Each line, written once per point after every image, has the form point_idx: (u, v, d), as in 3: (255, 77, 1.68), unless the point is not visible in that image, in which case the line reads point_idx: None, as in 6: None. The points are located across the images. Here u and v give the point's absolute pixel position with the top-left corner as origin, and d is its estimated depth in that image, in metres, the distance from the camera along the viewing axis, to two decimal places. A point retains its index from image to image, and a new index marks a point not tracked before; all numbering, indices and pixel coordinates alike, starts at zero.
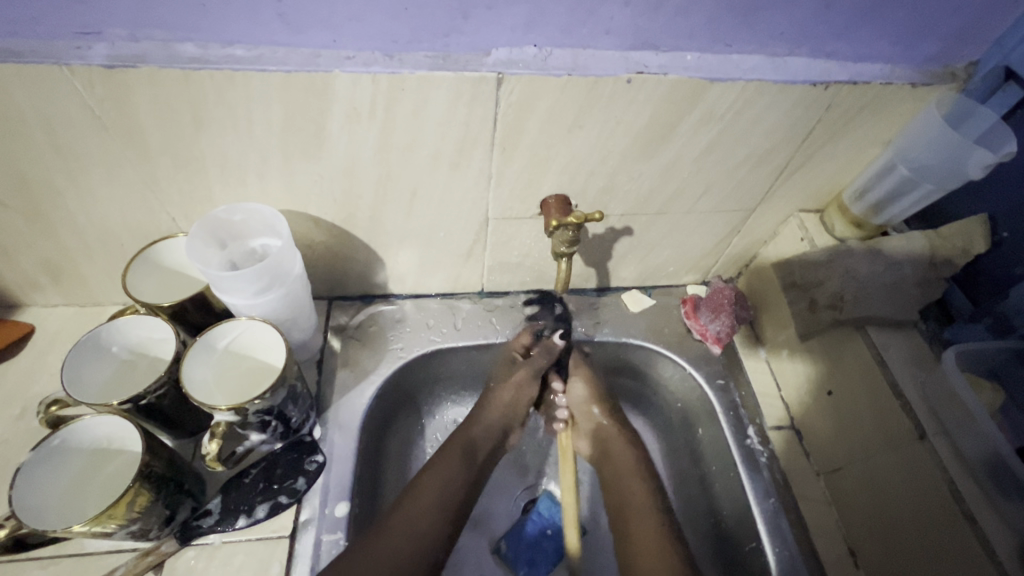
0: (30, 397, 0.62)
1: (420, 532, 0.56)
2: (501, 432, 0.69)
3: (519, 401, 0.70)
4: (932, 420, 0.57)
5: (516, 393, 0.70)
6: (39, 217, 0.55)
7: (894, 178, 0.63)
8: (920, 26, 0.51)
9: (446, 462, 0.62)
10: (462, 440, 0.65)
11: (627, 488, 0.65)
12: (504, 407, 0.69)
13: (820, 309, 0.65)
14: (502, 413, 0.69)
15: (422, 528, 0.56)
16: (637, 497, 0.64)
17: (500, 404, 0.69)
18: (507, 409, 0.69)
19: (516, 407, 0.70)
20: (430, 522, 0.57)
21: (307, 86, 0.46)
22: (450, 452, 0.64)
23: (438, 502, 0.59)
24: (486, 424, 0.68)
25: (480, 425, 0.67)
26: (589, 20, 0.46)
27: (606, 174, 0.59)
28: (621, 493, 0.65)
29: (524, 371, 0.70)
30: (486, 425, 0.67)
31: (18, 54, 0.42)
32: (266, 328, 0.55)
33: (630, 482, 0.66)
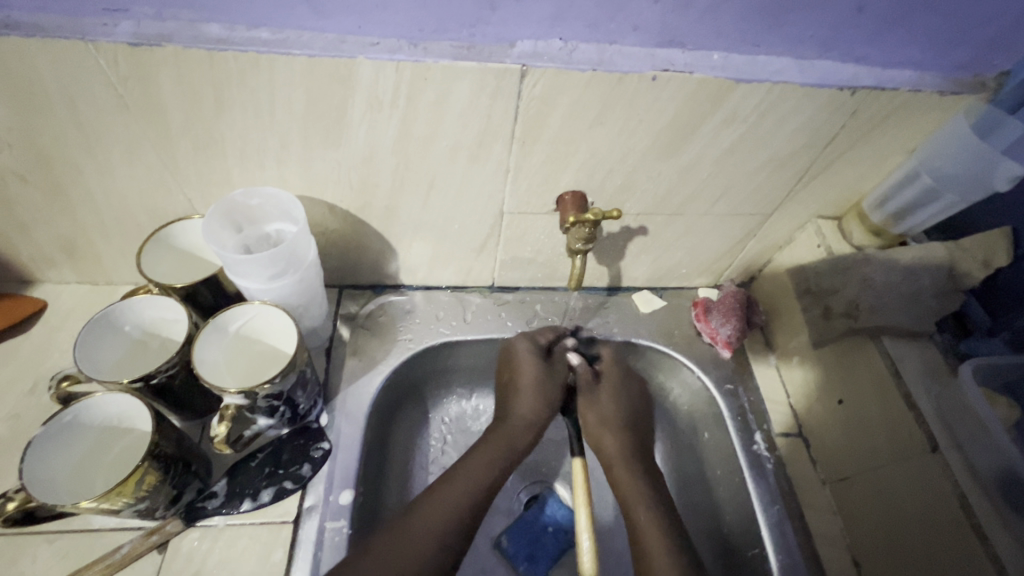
0: (43, 371, 0.63)
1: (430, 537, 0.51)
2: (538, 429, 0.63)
3: (557, 393, 0.65)
4: (944, 432, 0.56)
5: (558, 380, 0.66)
6: (57, 192, 0.55)
7: (917, 187, 0.62)
8: (953, 32, 0.50)
9: (480, 457, 0.59)
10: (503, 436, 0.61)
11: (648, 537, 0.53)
12: (540, 389, 0.64)
13: (836, 317, 0.64)
14: (541, 393, 0.64)
15: (438, 532, 0.52)
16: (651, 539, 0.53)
17: (539, 386, 0.64)
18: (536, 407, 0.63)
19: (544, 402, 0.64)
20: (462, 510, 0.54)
21: (331, 72, 0.46)
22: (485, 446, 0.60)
23: (458, 505, 0.54)
24: (521, 415, 0.63)
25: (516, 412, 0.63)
26: (617, 16, 0.46)
27: (625, 172, 0.58)
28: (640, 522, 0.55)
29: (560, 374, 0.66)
30: (526, 410, 0.63)
31: (44, 29, 0.42)
32: (278, 313, 0.55)
33: (652, 535, 0.54)
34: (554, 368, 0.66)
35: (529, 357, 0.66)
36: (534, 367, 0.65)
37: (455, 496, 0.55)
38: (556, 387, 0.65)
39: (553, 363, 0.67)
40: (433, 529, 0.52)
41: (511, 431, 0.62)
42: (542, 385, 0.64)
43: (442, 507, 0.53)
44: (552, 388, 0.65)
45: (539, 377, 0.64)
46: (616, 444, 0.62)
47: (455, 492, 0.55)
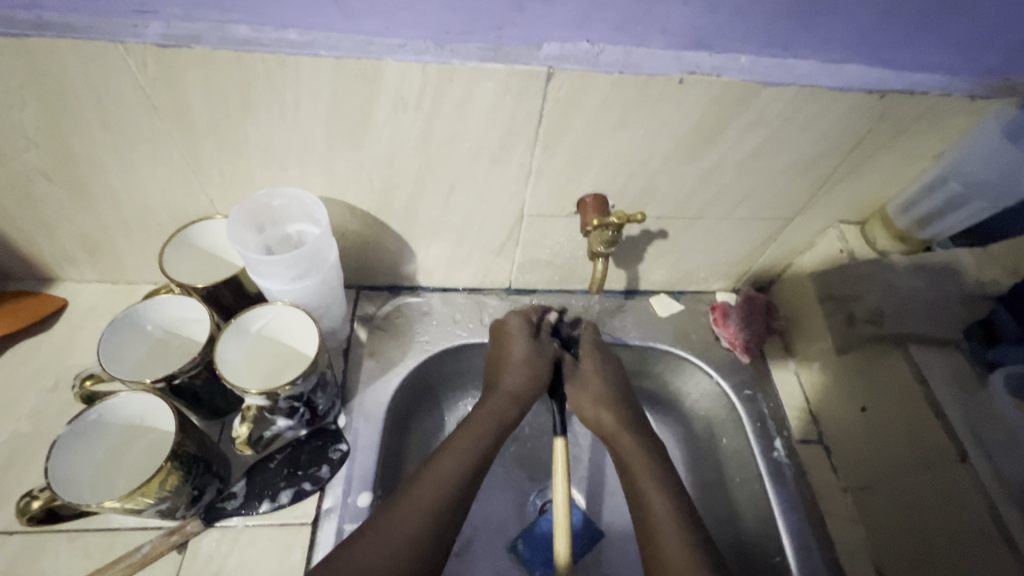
0: (64, 369, 0.63)
1: (419, 522, 0.50)
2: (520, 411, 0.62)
3: (546, 373, 0.64)
4: (974, 443, 0.55)
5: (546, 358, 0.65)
6: (82, 192, 0.56)
7: (945, 193, 0.62)
8: (986, 36, 0.49)
9: (466, 437, 0.57)
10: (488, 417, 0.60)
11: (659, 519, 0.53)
12: (527, 368, 0.63)
13: (859, 323, 0.63)
14: (525, 375, 0.63)
15: (431, 508, 0.51)
16: (661, 519, 0.53)
17: (528, 366, 0.63)
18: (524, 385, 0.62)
19: (535, 379, 0.63)
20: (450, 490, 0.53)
21: (357, 73, 0.46)
22: (469, 427, 0.59)
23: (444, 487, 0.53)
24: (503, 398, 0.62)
25: (499, 393, 0.62)
26: (644, 18, 0.45)
27: (647, 175, 0.58)
28: (650, 504, 0.54)
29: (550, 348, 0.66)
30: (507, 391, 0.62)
31: (75, 30, 0.42)
32: (298, 314, 0.55)
33: (663, 516, 0.53)
34: (544, 344, 0.66)
35: (518, 337, 0.65)
36: (524, 346, 0.64)
37: (446, 473, 0.54)
38: (546, 363, 0.64)
39: (540, 342, 0.66)
40: (422, 511, 0.50)
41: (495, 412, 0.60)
42: (530, 366, 0.63)
43: (435, 484, 0.53)
44: (541, 364, 0.64)
45: (528, 355, 0.64)
46: (625, 432, 0.61)
47: (443, 475, 0.54)
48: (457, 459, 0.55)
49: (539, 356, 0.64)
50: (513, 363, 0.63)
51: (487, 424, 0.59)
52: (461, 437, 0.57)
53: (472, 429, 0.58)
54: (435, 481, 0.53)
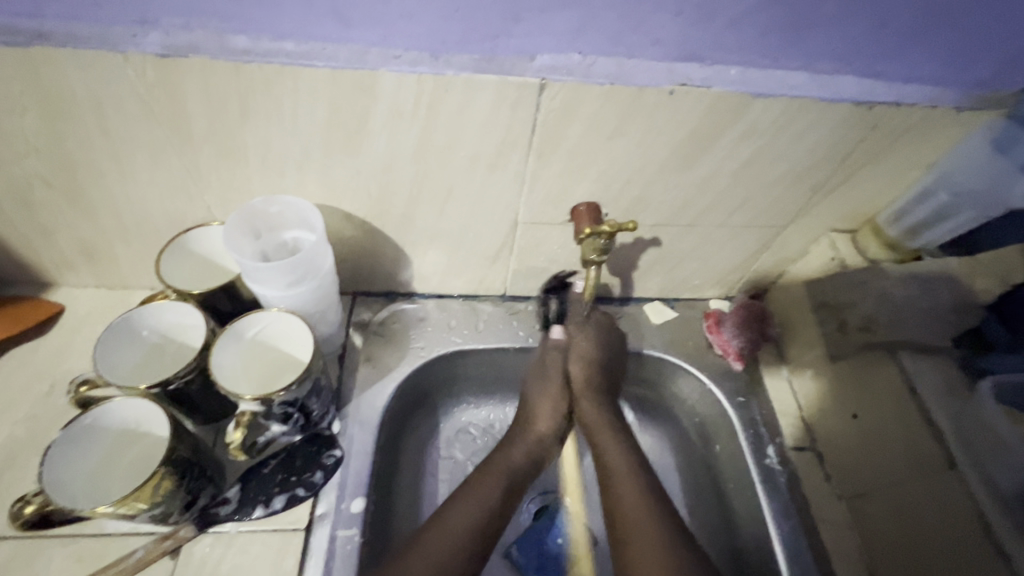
0: (59, 374, 0.63)
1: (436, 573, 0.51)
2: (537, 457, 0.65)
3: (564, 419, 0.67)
4: (963, 451, 0.55)
5: (562, 405, 0.67)
6: (81, 197, 0.56)
7: (934, 203, 0.63)
8: (974, 49, 0.50)
9: (482, 481, 0.59)
10: (502, 462, 0.62)
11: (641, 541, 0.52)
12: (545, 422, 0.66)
13: (851, 331, 0.65)
14: (543, 429, 0.66)
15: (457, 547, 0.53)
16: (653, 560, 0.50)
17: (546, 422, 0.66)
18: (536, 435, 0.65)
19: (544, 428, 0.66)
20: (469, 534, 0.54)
21: (354, 82, 0.47)
22: (489, 475, 0.60)
23: (462, 537, 0.54)
24: (524, 444, 0.64)
25: (519, 442, 0.64)
26: (637, 30, 0.46)
27: (640, 184, 0.59)
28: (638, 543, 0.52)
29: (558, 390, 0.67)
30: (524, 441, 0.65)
31: (76, 39, 0.43)
32: (295, 320, 0.55)
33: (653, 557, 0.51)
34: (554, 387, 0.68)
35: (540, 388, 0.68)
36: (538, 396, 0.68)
37: (467, 514, 0.56)
38: (555, 408, 0.67)
39: (555, 388, 0.68)
40: (446, 550, 0.52)
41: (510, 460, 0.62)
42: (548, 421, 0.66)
43: (462, 523, 0.55)
44: (552, 408, 0.67)
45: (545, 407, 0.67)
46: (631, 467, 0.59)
47: (459, 526, 0.55)
48: (473, 507, 0.56)
49: (550, 399, 0.67)
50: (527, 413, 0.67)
51: (500, 470, 0.61)
52: (483, 478, 0.60)
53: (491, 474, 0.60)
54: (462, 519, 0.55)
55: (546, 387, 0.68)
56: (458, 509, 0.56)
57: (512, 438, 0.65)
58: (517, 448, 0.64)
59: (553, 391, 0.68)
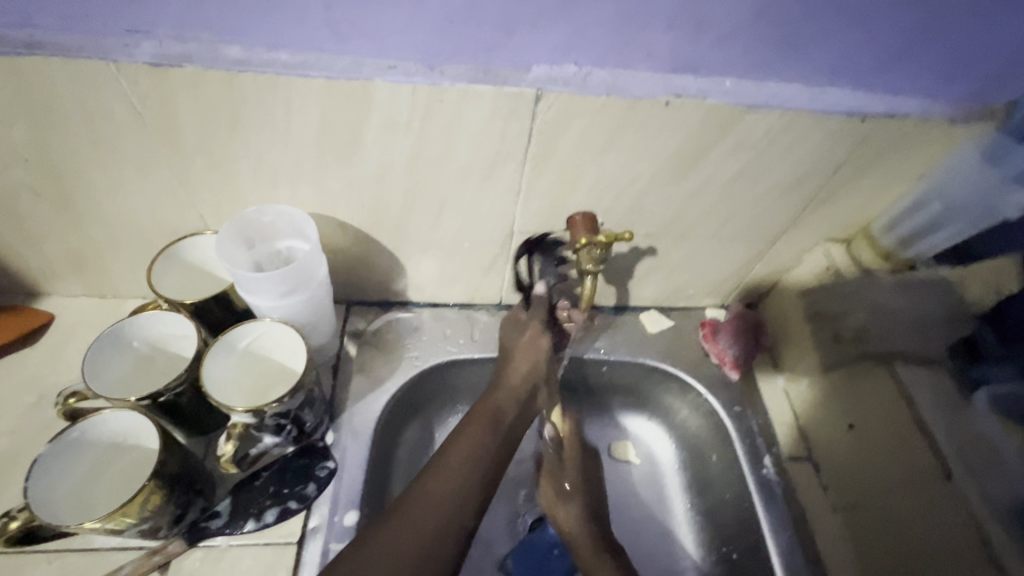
0: (47, 385, 0.62)
1: (445, 513, 0.52)
2: (526, 397, 0.65)
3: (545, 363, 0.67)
4: (960, 461, 0.56)
5: (543, 351, 0.66)
6: (71, 207, 0.55)
7: (927, 214, 0.63)
8: (964, 63, 0.50)
9: (471, 430, 0.60)
10: (486, 409, 0.62)
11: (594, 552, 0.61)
12: (527, 368, 0.65)
13: (845, 342, 0.64)
14: (528, 377, 0.65)
15: (451, 491, 0.54)
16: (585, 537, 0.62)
17: (529, 370, 0.65)
18: (518, 381, 0.65)
19: (525, 375, 0.65)
20: (462, 484, 0.55)
21: (347, 94, 0.47)
22: (477, 423, 0.60)
23: (462, 480, 0.55)
24: (510, 391, 0.64)
25: (503, 390, 0.64)
26: (632, 42, 0.46)
27: (635, 194, 0.59)
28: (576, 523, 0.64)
29: (541, 341, 0.66)
30: (510, 389, 0.64)
31: (68, 49, 0.43)
32: (287, 330, 0.55)
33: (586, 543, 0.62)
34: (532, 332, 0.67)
35: (519, 338, 0.67)
36: (516, 344, 0.67)
37: (458, 461, 0.56)
38: (534, 357, 0.66)
39: (532, 333, 0.67)
40: (443, 493, 0.54)
41: (497, 410, 0.62)
42: (530, 369, 0.65)
43: (454, 470, 0.56)
44: (529, 356, 0.66)
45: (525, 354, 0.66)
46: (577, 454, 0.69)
47: (455, 469, 0.56)
48: (467, 451, 0.57)
49: (529, 346, 0.66)
50: (508, 358, 0.67)
51: (483, 418, 0.61)
52: (471, 427, 0.60)
53: (481, 421, 0.60)
54: (452, 466, 0.56)
55: (523, 333, 0.67)
56: (455, 452, 0.57)
57: (496, 385, 0.64)
58: (501, 396, 0.63)
59: (531, 336, 0.67)
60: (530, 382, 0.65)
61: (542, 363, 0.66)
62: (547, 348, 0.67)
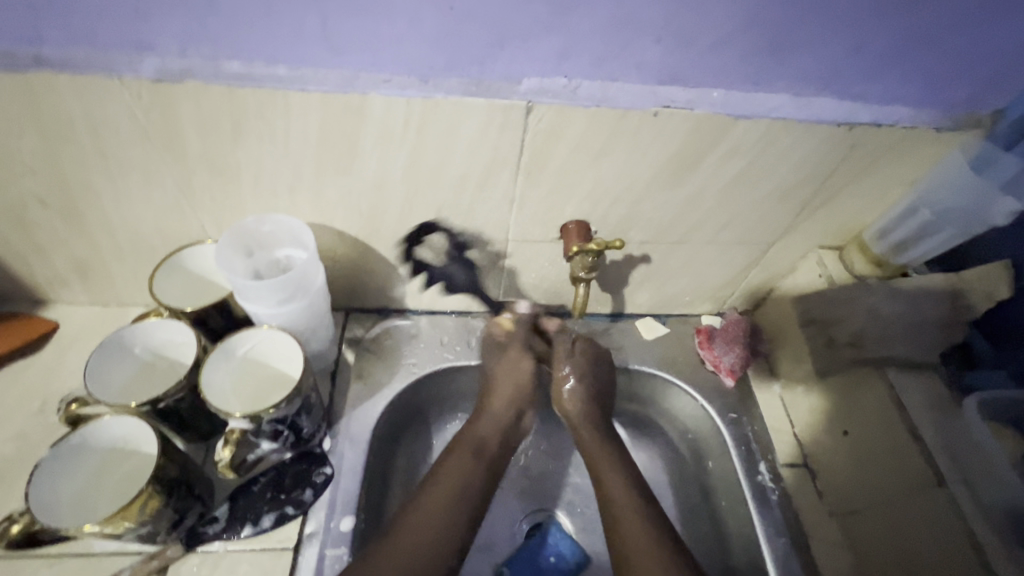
0: (51, 392, 0.63)
1: (431, 545, 0.52)
2: (511, 419, 0.66)
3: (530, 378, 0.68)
4: (953, 467, 0.56)
5: (525, 373, 0.68)
6: (76, 217, 0.57)
7: (917, 221, 0.64)
8: (948, 73, 0.51)
9: (455, 463, 0.60)
10: (469, 441, 0.63)
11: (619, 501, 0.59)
12: (512, 393, 0.67)
13: (840, 346, 0.65)
14: (514, 403, 0.67)
15: (438, 522, 0.54)
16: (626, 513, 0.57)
17: (514, 395, 0.67)
18: (503, 395, 0.66)
19: (512, 387, 0.67)
20: (447, 515, 0.55)
21: (344, 107, 0.48)
22: (460, 454, 0.61)
23: (448, 508, 0.56)
24: (493, 421, 0.65)
25: (486, 420, 0.65)
26: (621, 55, 0.47)
27: (629, 203, 0.60)
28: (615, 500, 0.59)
29: (523, 357, 0.69)
30: (495, 416, 0.65)
31: (74, 64, 0.44)
32: (285, 337, 0.56)
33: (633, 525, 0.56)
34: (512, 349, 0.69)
35: (501, 362, 0.68)
36: (500, 361, 0.69)
37: (442, 493, 0.57)
38: (519, 371, 0.68)
39: (515, 354, 0.69)
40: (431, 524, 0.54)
41: (481, 439, 0.63)
42: (514, 394, 0.67)
43: (438, 502, 0.56)
44: (514, 373, 0.68)
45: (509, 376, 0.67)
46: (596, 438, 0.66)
47: (440, 501, 0.56)
48: (452, 482, 0.58)
49: (512, 362, 0.68)
50: (491, 378, 0.68)
51: (467, 450, 0.62)
52: (454, 461, 0.60)
53: (463, 454, 0.61)
54: (437, 497, 0.56)
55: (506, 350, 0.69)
56: (439, 485, 0.57)
57: (481, 415, 0.66)
58: (485, 425, 0.64)
59: (514, 357, 0.69)
60: (519, 393, 0.67)
61: (528, 378, 0.68)
62: (529, 370, 0.68)
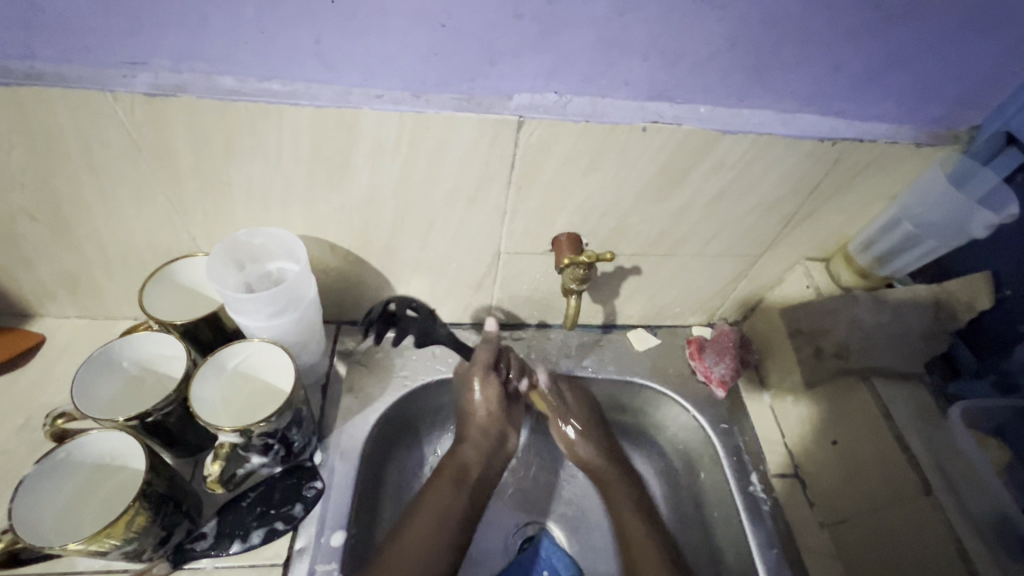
0: (36, 407, 0.62)
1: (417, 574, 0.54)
2: (494, 440, 0.68)
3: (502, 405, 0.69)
4: (939, 475, 0.57)
5: (496, 398, 0.68)
6: (65, 230, 0.57)
7: (900, 233, 0.65)
8: (925, 91, 0.53)
9: (442, 489, 0.62)
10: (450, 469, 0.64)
11: (622, 505, 0.66)
12: (486, 419, 0.68)
13: (826, 357, 0.66)
14: (490, 430, 0.68)
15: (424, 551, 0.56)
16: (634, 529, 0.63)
17: (488, 422, 0.68)
18: (485, 422, 0.68)
19: (494, 412, 0.68)
20: (432, 544, 0.57)
21: (337, 121, 0.48)
22: (442, 482, 0.62)
23: (426, 546, 0.57)
24: (476, 446, 0.66)
25: (468, 445, 0.66)
26: (609, 72, 0.48)
27: (619, 216, 0.61)
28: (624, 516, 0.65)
29: (493, 384, 0.68)
30: (475, 444, 0.67)
31: (67, 80, 0.45)
32: (275, 350, 0.56)
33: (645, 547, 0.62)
34: (484, 378, 0.68)
35: (473, 389, 0.69)
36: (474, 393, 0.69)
37: (426, 522, 0.58)
38: (495, 398, 0.68)
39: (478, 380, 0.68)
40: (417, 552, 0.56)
41: (462, 466, 0.64)
42: (489, 421, 0.68)
43: (424, 529, 0.58)
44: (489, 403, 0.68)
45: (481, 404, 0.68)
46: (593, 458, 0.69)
47: (424, 529, 0.58)
48: (435, 511, 0.60)
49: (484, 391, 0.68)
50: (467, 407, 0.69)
51: (446, 481, 0.63)
52: (435, 490, 0.62)
53: (447, 481, 0.63)
54: (424, 526, 0.58)
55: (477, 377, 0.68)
56: (422, 513, 0.59)
57: (461, 443, 0.67)
58: (468, 451, 0.66)
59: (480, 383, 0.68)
60: (499, 418, 0.69)
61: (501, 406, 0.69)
62: (495, 395, 0.68)
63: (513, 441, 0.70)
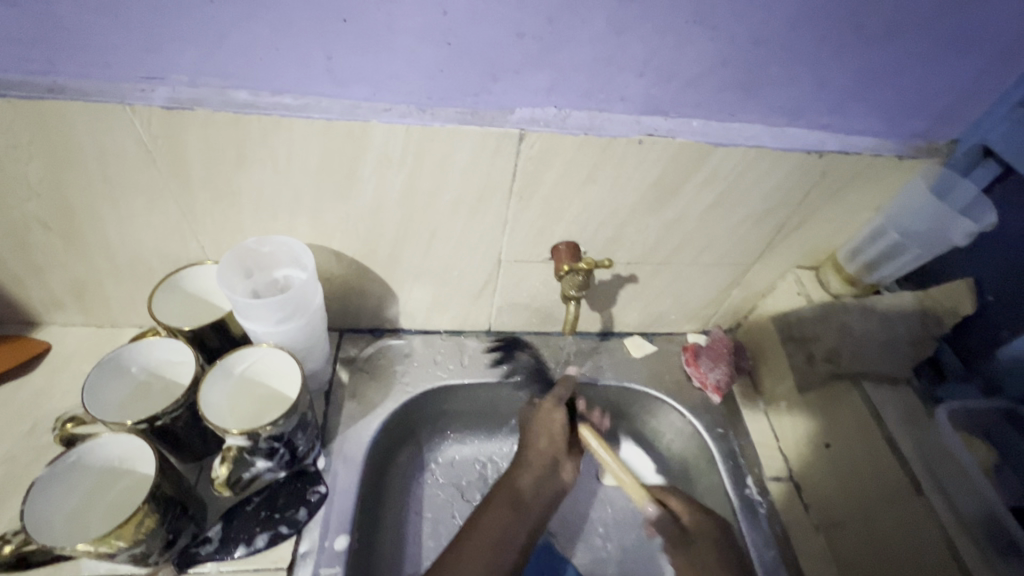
0: (41, 414, 0.63)
1: None
2: (551, 470, 0.64)
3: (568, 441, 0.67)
4: (929, 476, 0.58)
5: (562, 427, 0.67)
6: (76, 239, 0.58)
7: (885, 242, 0.68)
8: (906, 106, 0.56)
9: (499, 510, 0.60)
10: (505, 487, 0.62)
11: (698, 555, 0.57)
12: (546, 446, 0.65)
13: (818, 362, 0.67)
14: (546, 456, 0.65)
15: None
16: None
17: (547, 448, 0.65)
18: (545, 450, 0.65)
19: (556, 441, 0.66)
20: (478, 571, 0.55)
21: (346, 133, 0.50)
22: (498, 503, 0.61)
23: None
24: (534, 472, 0.63)
25: (527, 472, 0.63)
26: (607, 87, 0.51)
27: (615, 225, 0.63)
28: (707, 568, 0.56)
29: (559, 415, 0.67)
30: (533, 469, 0.64)
31: (86, 94, 0.46)
32: (282, 355, 0.57)
33: None
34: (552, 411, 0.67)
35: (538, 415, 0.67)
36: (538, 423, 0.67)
37: (476, 552, 0.56)
38: (557, 428, 0.66)
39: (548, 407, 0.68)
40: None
41: (518, 490, 0.62)
42: (551, 446, 0.65)
43: (476, 553, 0.56)
44: (553, 434, 0.66)
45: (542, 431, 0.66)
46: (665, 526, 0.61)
47: (474, 558, 0.55)
48: (489, 537, 0.58)
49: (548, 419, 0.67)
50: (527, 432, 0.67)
51: (501, 502, 0.61)
52: (490, 512, 0.60)
53: (502, 503, 0.61)
54: (473, 553, 0.56)
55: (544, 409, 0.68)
56: (475, 535, 0.58)
57: (520, 465, 0.64)
58: (524, 479, 0.63)
59: (547, 410, 0.68)
60: (561, 447, 0.66)
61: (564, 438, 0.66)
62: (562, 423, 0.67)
63: (569, 476, 0.66)
